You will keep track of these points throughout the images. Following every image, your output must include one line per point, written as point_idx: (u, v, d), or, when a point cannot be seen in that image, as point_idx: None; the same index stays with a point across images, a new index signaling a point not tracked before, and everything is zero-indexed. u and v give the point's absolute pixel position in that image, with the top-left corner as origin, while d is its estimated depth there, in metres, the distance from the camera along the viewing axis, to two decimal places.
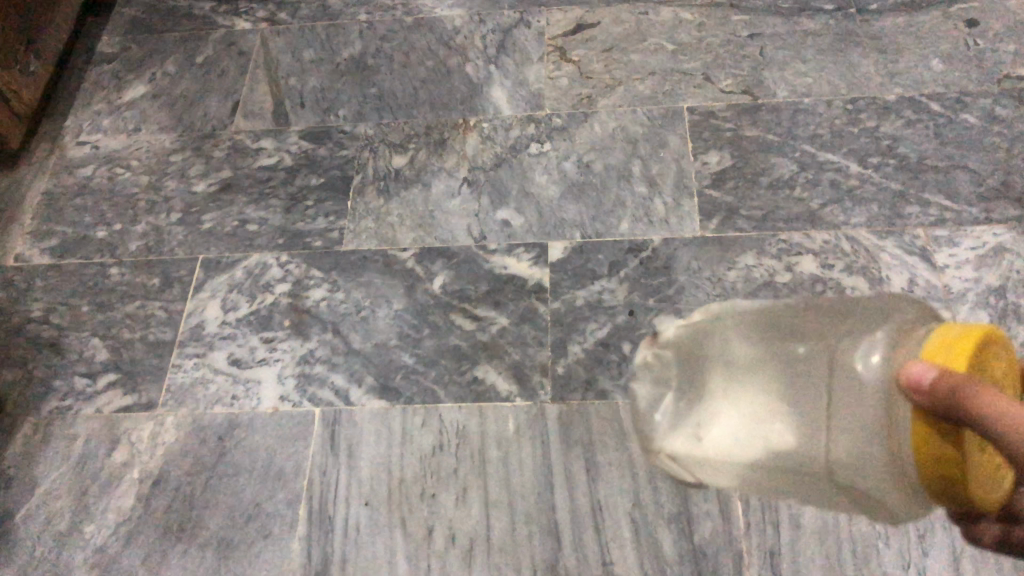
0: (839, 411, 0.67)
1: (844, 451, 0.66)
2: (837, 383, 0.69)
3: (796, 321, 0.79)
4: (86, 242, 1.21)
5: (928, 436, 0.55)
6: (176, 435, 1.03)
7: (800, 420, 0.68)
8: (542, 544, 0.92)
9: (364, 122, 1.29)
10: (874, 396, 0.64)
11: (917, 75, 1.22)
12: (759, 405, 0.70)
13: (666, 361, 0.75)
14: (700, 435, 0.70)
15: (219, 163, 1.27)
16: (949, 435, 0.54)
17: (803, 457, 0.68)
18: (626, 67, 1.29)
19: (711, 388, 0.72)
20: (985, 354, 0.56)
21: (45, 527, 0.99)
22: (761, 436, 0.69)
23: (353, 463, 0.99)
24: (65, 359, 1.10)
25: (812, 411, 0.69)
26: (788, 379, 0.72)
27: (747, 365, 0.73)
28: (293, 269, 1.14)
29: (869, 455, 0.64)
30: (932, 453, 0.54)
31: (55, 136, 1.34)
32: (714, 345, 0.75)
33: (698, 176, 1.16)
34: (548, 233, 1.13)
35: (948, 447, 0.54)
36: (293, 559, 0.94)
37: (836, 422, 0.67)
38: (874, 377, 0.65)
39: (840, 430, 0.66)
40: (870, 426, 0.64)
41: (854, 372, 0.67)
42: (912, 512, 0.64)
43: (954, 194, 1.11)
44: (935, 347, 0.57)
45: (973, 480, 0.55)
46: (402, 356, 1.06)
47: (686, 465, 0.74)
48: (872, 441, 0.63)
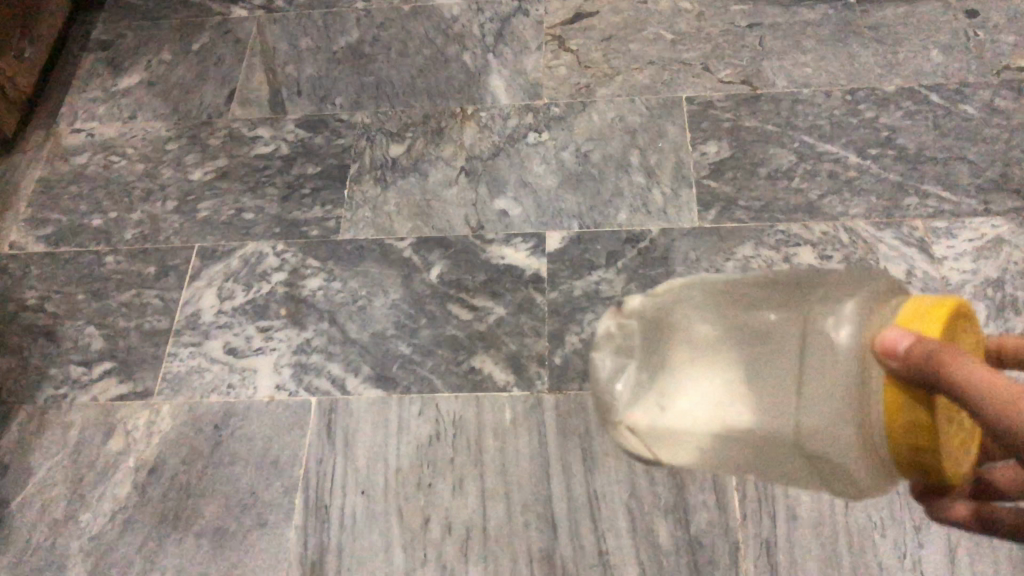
0: (808, 376, 0.57)
1: (800, 424, 0.57)
2: (808, 350, 0.58)
3: (782, 288, 0.66)
4: (82, 230, 1.20)
5: (899, 404, 0.50)
6: (172, 423, 1.03)
7: (762, 397, 0.59)
8: (538, 534, 0.92)
9: (361, 110, 1.28)
10: (843, 363, 0.54)
11: (917, 66, 1.22)
12: (721, 381, 0.61)
13: (628, 330, 0.69)
14: (661, 414, 0.62)
15: (216, 151, 1.26)
16: (923, 404, 0.50)
17: (772, 433, 0.58)
18: (625, 57, 1.29)
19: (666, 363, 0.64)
20: (957, 326, 0.52)
21: (41, 514, 0.98)
22: (718, 415, 0.60)
23: (349, 452, 0.99)
24: (61, 347, 1.10)
25: (779, 386, 0.59)
26: (757, 352, 0.62)
27: (708, 340, 0.64)
28: (289, 258, 1.14)
29: (834, 430, 0.54)
30: (905, 423, 0.50)
31: (50, 123, 1.33)
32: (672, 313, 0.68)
33: (696, 166, 1.16)
34: (546, 223, 1.13)
35: (921, 417, 0.49)
36: (289, 548, 0.94)
37: (796, 392, 0.57)
38: (841, 349, 0.55)
39: (810, 398, 0.56)
40: (834, 399, 0.54)
41: (824, 338, 0.57)
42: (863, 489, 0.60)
43: (953, 185, 1.10)
44: (908, 315, 0.52)
45: (945, 454, 0.50)
46: (398, 345, 1.05)
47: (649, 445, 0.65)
48: (841, 412, 0.53)
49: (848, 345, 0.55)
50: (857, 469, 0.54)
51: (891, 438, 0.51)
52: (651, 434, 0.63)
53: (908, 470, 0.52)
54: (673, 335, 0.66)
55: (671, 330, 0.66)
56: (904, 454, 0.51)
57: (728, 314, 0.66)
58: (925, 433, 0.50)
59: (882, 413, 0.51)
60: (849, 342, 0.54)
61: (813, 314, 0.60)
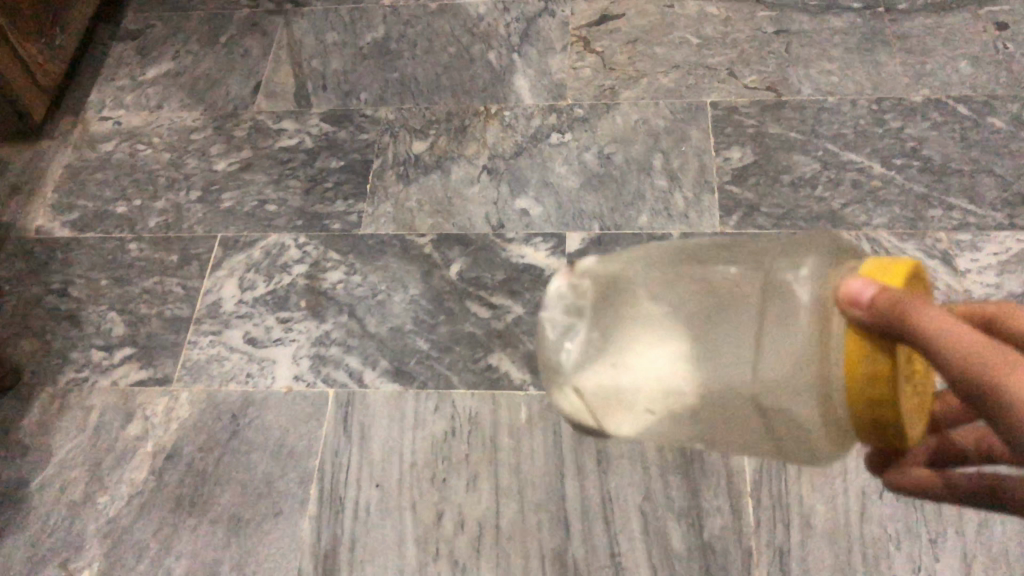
0: (767, 334, 0.58)
1: (759, 379, 0.58)
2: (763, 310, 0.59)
3: (725, 256, 0.69)
4: (106, 217, 1.22)
5: (860, 350, 0.51)
6: (190, 410, 1.04)
7: (716, 358, 0.60)
8: (551, 533, 0.92)
9: (385, 106, 1.28)
10: (804, 318, 0.56)
11: (944, 77, 1.21)
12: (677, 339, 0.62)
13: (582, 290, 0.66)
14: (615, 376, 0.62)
15: (241, 142, 1.27)
16: (883, 352, 0.50)
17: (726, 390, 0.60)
18: (650, 60, 1.29)
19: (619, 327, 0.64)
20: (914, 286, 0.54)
21: (59, 496, 0.99)
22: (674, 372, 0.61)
23: (365, 445, 0.99)
24: (83, 332, 1.11)
25: (731, 348, 0.60)
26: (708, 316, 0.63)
27: (664, 302, 0.64)
28: (310, 251, 1.14)
29: (792, 387, 0.56)
30: (865, 370, 0.51)
31: (78, 111, 1.34)
32: (623, 279, 0.67)
33: (719, 171, 1.15)
34: (566, 224, 1.13)
35: (880, 365, 0.50)
36: (302, 538, 0.94)
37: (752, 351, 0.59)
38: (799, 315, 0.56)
39: (769, 353, 0.57)
40: (795, 359, 0.55)
41: (780, 303, 0.58)
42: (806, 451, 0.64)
43: (978, 198, 1.10)
44: (870, 269, 0.53)
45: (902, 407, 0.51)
46: (416, 341, 1.06)
47: (600, 408, 0.65)
48: (800, 364, 0.55)
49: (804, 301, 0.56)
50: (813, 426, 0.56)
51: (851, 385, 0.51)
52: (603, 395, 0.63)
53: (862, 422, 0.53)
54: (628, 299, 0.65)
55: (623, 294, 0.66)
56: (861, 402, 0.51)
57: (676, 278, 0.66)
58: (883, 382, 0.50)
59: (842, 362, 0.52)
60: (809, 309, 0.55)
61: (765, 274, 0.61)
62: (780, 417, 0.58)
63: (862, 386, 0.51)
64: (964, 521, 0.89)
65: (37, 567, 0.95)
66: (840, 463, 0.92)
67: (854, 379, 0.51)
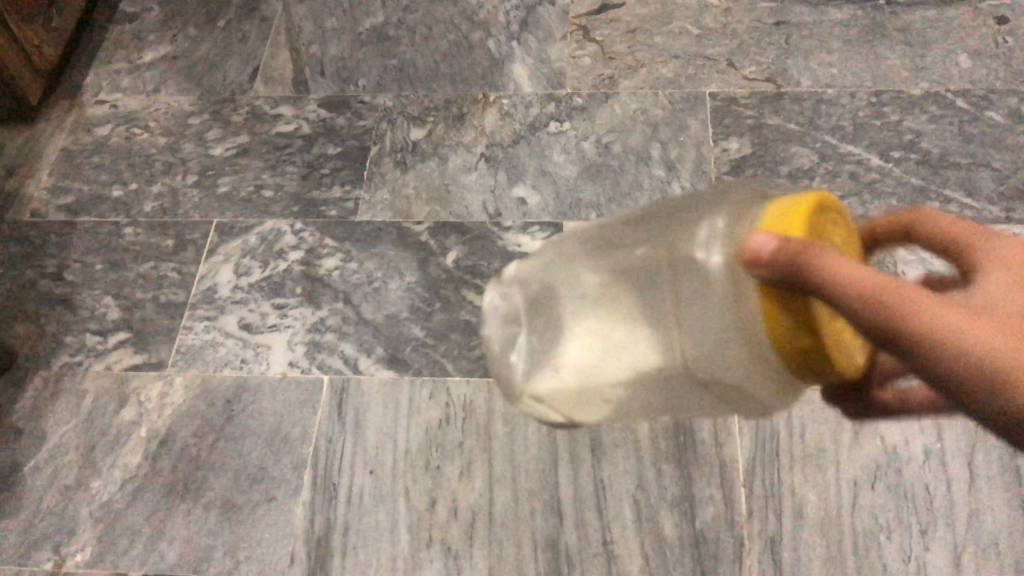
0: (683, 303, 0.54)
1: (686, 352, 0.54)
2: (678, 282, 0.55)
3: (654, 216, 0.63)
4: (102, 201, 1.21)
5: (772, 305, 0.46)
6: (185, 395, 1.04)
7: (650, 344, 0.57)
8: (544, 520, 0.92)
9: (383, 93, 1.28)
10: (712, 283, 0.51)
11: (944, 70, 1.21)
12: (609, 325, 0.59)
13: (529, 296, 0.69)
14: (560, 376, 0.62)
15: (237, 127, 1.27)
16: (797, 306, 0.45)
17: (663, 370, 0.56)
18: (650, 50, 1.28)
19: (557, 325, 0.63)
20: (823, 220, 0.48)
21: (52, 479, 0.99)
22: (618, 360, 0.58)
23: (359, 432, 0.99)
24: (78, 316, 1.11)
25: (658, 324, 0.57)
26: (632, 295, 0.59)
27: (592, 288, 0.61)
28: (306, 237, 1.14)
29: (723, 360, 0.52)
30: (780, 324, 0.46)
31: (75, 94, 1.33)
32: (557, 276, 0.66)
33: (717, 161, 1.15)
34: (564, 213, 1.13)
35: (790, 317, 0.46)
36: (296, 523, 0.95)
37: (677, 323, 0.55)
38: (714, 284, 0.51)
39: (689, 324, 0.53)
40: (721, 327, 0.51)
41: (694, 271, 0.53)
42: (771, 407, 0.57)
43: (975, 192, 1.09)
44: (771, 218, 0.48)
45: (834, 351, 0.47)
46: (411, 328, 1.06)
47: (562, 407, 0.65)
48: (719, 330, 0.51)
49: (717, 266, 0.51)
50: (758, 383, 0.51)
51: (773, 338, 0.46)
52: (555, 394, 0.63)
53: (796, 369, 0.48)
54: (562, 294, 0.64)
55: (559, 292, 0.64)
56: (786, 355, 0.47)
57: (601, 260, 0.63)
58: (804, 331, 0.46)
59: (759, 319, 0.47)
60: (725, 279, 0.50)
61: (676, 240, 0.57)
62: (721, 384, 0.54)
63: (786, 342, 0.46)
64: (955, 512, 0.89)
65: (30, 550, 0.96)
66: (833, 454, 0.93)
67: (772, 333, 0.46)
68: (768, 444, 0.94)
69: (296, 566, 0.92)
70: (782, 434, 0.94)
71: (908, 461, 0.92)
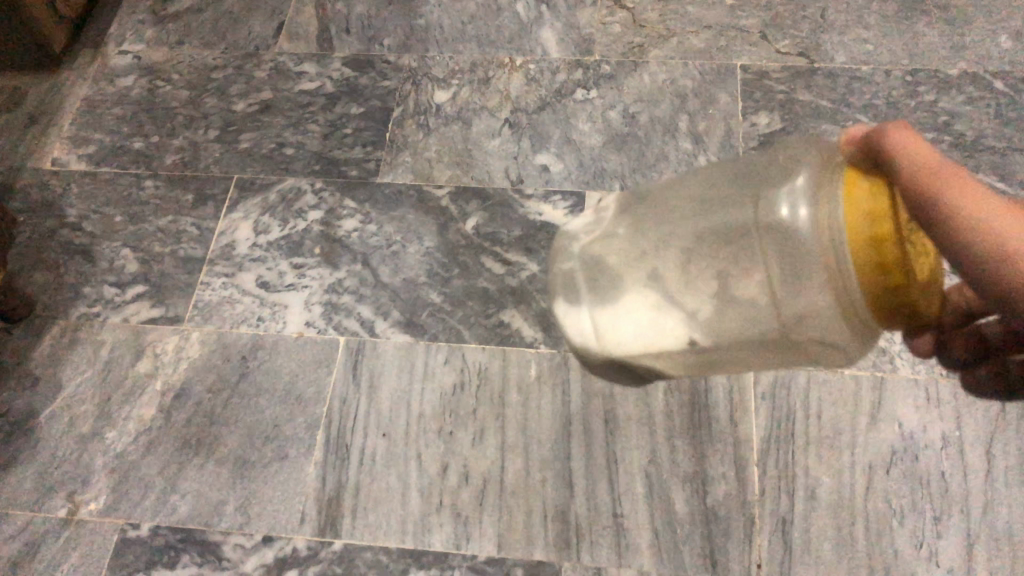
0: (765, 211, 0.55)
1: (785, 252, 0.52)
2: (758, 209, 0.56)
3: (685, 190, 0.67)
4: (123, 152, 1.21)
5: (856, 187, 0.47)
6: (200, 351, 1.04)
7: (740, 253, 0.57)
8: (555, 490, 0.92)
9: (408, 53, 1.26)
10: (799, 192, 0.52)
11: (983, 51, 1.17)
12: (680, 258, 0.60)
13: (610, 253, 0.68)
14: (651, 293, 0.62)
15: (260, 83, 1.25)
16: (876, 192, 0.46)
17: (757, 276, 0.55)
18: (681, 19, 1.25)
19: (643, 249, 0.64)
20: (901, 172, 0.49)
21: (68, 428, 1.00)
22: (690, 280, 0.59)
23: (373, 394, 0.99)
24: (96, 267, 1.11)
25: (750, 244, 0.56)
26: (718, 226, 0.59)
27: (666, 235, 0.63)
28: (327, 197, 1.13)
29: (803, 259, 0.51)
30: (862, 186, 0.46)
31: (98, 43, 1.32)
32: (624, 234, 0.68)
33: (746, 136, 1.13)
34: (587, 182, 1.11)
35: (880, 177, 0.46)
36: (307, 483, 0.95)
37: (776, 241, 0.53)
38: (796, 223, 0.51)
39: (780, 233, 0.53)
40: (804, 255, 0.51)
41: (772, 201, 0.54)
42: (834, 336, 0.53)
43: (1008, 177, 1.06)
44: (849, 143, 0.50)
45: (868, 255, 0.45)
46: (429, 293, 1.05)
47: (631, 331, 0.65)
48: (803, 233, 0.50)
49: (812, 183, 0.51)
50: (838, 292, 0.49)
51: (851, 235, 0.46)
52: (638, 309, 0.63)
53: (867, 267, 0.46)
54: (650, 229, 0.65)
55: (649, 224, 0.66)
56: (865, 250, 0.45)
57: (675, 209, 0.65)
58: (883, 217, 0.45)
59: (843, 195, 0.47)
60: (806, 217, 0.50)
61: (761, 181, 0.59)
62: (798, 296, 0.52)
63: (860, 227, 0.46)
64: (970, 500, 0.88)
65: (45, 498, 0.97)
66: (849, 436, 0.92)
67: (851, 207, 0.46)
68: (784, 423, 0.93)
69: (306, 525, 0.93)
70: (799, 415, 0.93)
71: (925, 446, 0.90)
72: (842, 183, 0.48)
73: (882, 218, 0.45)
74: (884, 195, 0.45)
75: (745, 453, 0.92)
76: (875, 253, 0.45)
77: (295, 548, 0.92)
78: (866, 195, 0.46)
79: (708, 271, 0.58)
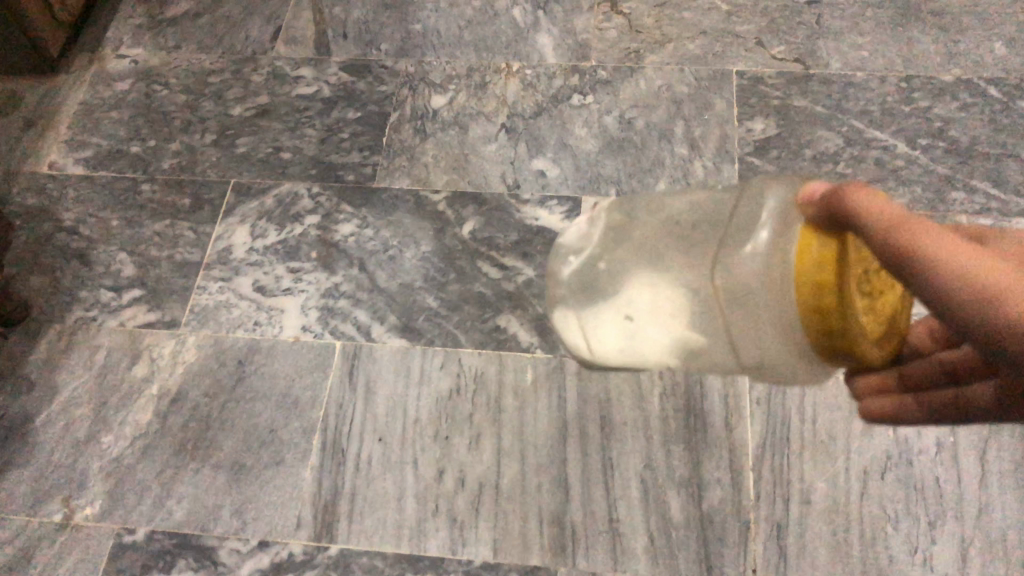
0: (727, 243, 0.58)
1: (732, 284, 0.55)
2: (723, 240, 0.59)
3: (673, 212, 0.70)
4: (120, 156, 1.21)
5: (808, 252, 0.49)
6: (197, 355, 1.04)
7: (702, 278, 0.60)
8: (551, 495, 0.92)
9: (406, 58, 1.26)
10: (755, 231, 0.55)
11: (977, 57, 1.18)
12: (654, 276, 0.63)
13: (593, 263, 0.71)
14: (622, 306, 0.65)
15: (257, 87, 1.26)
16: (827, 261, 0.48)
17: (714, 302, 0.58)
18: (678, 24, 1.26)
19: (622, 263, 0.67)
20: None
21: (65, 432, 1.00)
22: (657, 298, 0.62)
23: (369, 399, 0.99)
24: (93, 271, 1.11)
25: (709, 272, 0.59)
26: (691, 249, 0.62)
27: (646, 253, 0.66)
28: (323, 202, 1.13)
29: (752, 293, 0.54)
30: (813, 254, 0.49)
31: (95, 47, 1.33)
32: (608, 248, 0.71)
33: (741, 142, 1.13)
34: (584, 188, 1.11)
35: (829, 247, 0.48)
36: (303, 487, 0.95)
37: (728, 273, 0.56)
38: (750, 257, 0.54)
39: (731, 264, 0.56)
40: (749, 300, 0.54)
41: (735, 235, 0.57)
42: (783, 362, 0.56)
43: (1002, 184, 1.07)
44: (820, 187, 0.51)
45: (814, 320, 0.49)
46: (425, 298, 1.05)
47: (608, 336, 0.68)
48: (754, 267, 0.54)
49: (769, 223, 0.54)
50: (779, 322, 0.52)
51: (799, 300, 0.50)
52: (613, 319, 0.66)
53: (813, 328, 0.50)
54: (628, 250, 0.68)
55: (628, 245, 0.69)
56: (812, 315, 0.49)
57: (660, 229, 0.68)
58: (826, 289, 0.48)
59: (794, 256, 0.50)
60: (760, 254, 0.53)
61: (733, 214, 0.61)
62: (748, 325, 0.55)
63: (807, 296, 0.49)
64: (965, 505, 0.88)
65: (41, 502, 0.97)
66: (844, 441, 0.92)
67: (800, 273, 0.49)
68: (779, 428, 0.93)
69: (302, 530, 0.93)
70: (794, 421, 0.93)
71: (919, 452, 0.91)
72: (797, 241, 0.50)
73: (829, 288, 0.48)
74: (831, 267, 0.48)
75: (741, 457, 0.92)
76: (819, 319, 0.49)
77: (291, 553, 0.92)
78: (814, 263, 0.49)
79: (673, 292, 0.61)
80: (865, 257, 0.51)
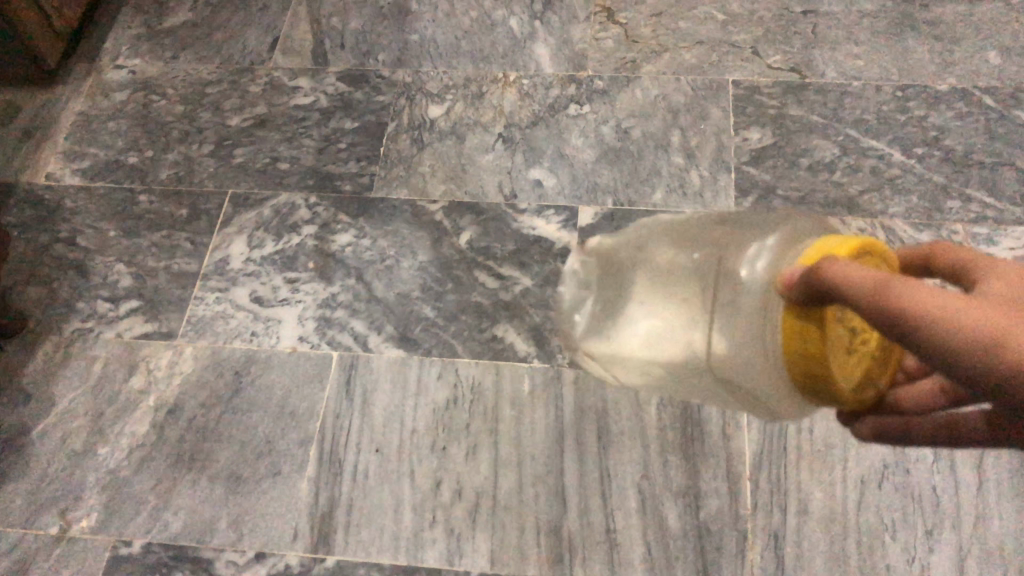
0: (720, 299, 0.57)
1: (729, 344, 0.55)
2: (717, 293, 0.57)
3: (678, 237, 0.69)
4: (118, 167, 1.21)
5: (795, 346, 0.49)
6: (194, 366, 1.04)
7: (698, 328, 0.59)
8: (548, 506, 0.92)
9: (403, 68, 1.26)
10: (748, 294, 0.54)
11: (972, 66, 1.19)
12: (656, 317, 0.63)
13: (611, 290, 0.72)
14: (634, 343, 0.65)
15: (255, 98, 1.26)
16: (814, 353, 0.48)
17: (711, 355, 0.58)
18: (674, 34, 1.26)
19: (632, 298, 0.67)
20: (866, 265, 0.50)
21: (61, 444, 1.00)
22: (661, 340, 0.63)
23: (366, 409, 0.99)
24: (89, 282, 1.11)
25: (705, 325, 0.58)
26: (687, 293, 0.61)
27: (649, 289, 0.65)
28: (321, 212, 1.14)
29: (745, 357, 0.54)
30: (799, 350, 0.49)
31: (93, 58, 1.33)
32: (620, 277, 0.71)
33: (737, 151, 1.13)
34: (580, 197, 1.12)
35: (815, 342, 0.48)
36: (300, 498, 0.95)
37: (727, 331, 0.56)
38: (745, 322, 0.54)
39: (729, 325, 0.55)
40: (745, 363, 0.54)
41: (728, 290, 0.56)
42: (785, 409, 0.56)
43: (997, 192, 1.07)
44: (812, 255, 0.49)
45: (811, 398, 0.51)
46: (423, 308, 1.05)
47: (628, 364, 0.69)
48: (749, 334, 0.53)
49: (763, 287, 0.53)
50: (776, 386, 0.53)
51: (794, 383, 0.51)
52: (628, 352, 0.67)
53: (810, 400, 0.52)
54: (638, 273, 0.68)
55: (638, 266, 0.69)
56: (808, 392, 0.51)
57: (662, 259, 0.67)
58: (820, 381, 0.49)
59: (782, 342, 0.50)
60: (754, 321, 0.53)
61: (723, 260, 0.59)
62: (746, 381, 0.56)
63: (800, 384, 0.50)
64: (962, 515, 0.88)
65: (37, 514, 0.97)
66: (841, 450, 0.92)
67: (792, 366, 0.50)
68: (776, 438, 0.93)
69: (299, 542, 0.93)
70: (791, 431, 0.93)
71: (916, 461, 0.91)
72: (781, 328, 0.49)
73: (819, 378, 0.49)
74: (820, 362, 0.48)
75: (738, 468, 0.92)
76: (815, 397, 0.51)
77: (288, 564, 0.92)
78: (802, 358, 0.49)
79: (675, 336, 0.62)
80: (849, 315, 0.51)
